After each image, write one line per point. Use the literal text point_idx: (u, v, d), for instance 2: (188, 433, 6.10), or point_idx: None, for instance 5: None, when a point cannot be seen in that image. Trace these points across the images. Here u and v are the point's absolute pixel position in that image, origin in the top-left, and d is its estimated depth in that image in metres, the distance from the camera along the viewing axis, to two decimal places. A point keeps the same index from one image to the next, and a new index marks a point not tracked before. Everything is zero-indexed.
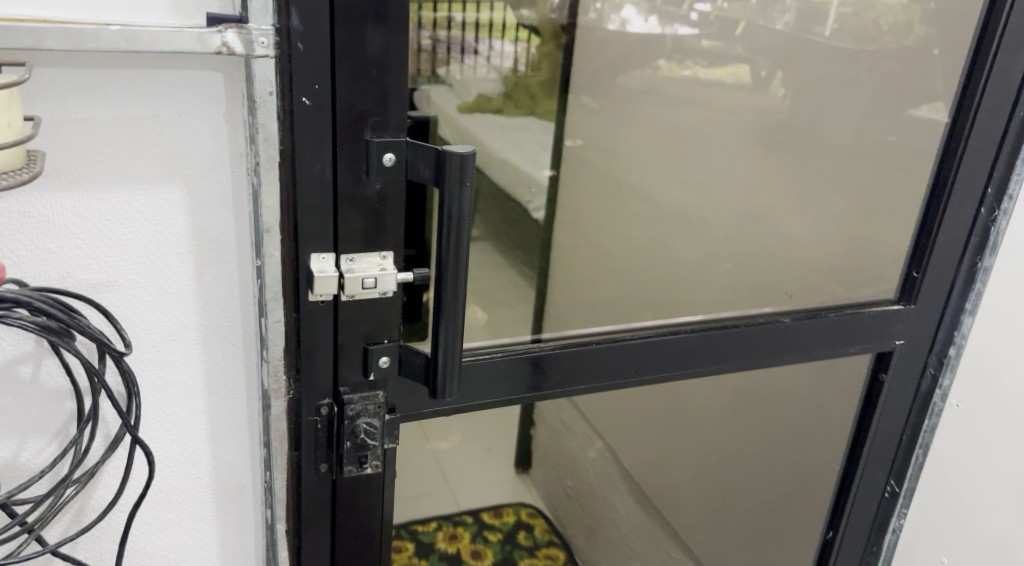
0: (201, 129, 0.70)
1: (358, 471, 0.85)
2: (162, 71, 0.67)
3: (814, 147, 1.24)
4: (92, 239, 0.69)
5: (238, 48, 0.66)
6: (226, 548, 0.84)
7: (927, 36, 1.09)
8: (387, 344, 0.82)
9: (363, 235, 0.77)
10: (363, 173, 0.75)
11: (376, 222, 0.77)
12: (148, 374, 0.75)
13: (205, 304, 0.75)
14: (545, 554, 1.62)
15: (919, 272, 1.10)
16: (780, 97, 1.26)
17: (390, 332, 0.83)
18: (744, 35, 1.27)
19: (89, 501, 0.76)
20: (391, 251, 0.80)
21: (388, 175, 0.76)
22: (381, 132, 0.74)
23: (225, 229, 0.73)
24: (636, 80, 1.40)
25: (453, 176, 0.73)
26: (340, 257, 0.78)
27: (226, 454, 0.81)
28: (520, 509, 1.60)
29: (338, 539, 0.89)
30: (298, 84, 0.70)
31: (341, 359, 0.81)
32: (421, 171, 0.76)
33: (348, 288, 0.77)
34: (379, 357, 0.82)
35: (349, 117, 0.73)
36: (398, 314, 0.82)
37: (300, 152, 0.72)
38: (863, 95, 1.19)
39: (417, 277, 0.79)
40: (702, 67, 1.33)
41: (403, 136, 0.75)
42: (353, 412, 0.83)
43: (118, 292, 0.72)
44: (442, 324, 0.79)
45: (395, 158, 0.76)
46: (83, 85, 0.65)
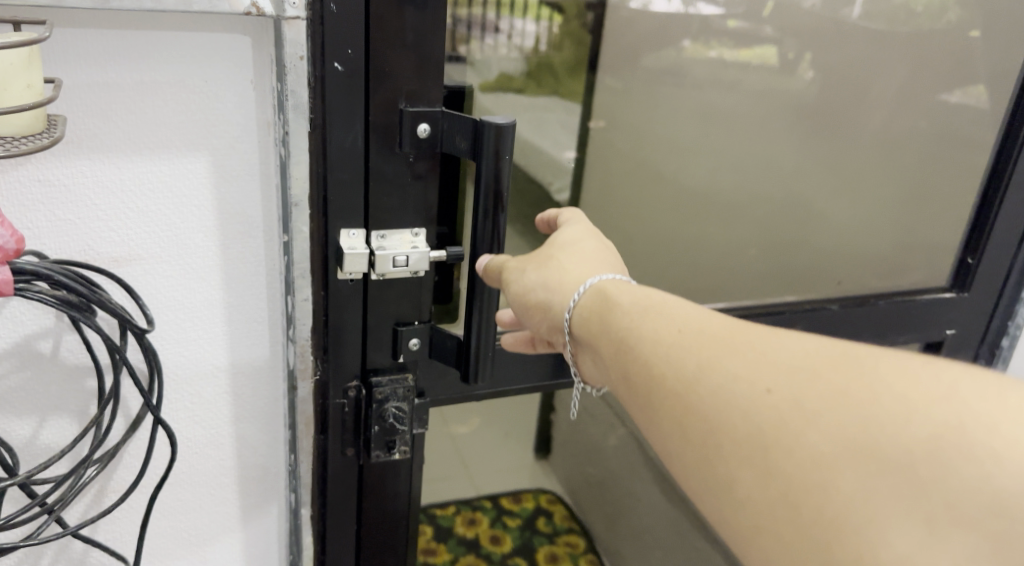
0: (228, 96, 0.66)
1: (385, 456, 0.82)
2: (189, 35, 0.63)
3: (852, 134, 1.13)
4: (114, 210, 0.66)
5: (268, 9, 0.63)
6: (248, 532, 0.82)
7: (966, 19, 1.07)
8: (419, 325, 0.79)
9: (393, 210, 0.74)
10: (396, 146, 0.72)
11: (409, 197, 0.74)
12: (171, 352, 0.72)
13: (230, 279, 0.72)
14: (564, 541, 1.56)
15: (974, 259, 1.14)
16: (809, 81, 1.10)
17: (421, 312, 0.80)
18: (773, 15, 1.08)
19: (109, 482, 0.74)
20: (423, 227, 0.76)
21: (423, 147, 0.73)
22: (415, 102, 0.71)
23: (252, 202, 0.70)
24: (656, 59, 1.17)
25: (492, 149, 0.69)
26: (371, 233, 0.74)
27: (249, 436, 0.78)
28: (540, 495, 1.54)
29: (364, 526, 0.86)
30: (330, 47, 0.66)
31: (370, 340, 0.78)
32: (456, 142, 0.72)
33: (378, 266, 0.73)
34: (409, 338, 0.79)
35: (384, 85, 0.69)
36: (429, 295, 0.79)
37: (330, 123, 0.68)
38: (896, 77, 1.10)
39: (450, 256, 0.76)
40: (728, 48, 1.12)
41: (439, 107, 0.72)
42: (381, 395, 0.79)
43: (141, 266, 0.69)
44: (480, 304, 0.75)
45: (429, 129, 0.72)
46: (105, 48, 0.61)
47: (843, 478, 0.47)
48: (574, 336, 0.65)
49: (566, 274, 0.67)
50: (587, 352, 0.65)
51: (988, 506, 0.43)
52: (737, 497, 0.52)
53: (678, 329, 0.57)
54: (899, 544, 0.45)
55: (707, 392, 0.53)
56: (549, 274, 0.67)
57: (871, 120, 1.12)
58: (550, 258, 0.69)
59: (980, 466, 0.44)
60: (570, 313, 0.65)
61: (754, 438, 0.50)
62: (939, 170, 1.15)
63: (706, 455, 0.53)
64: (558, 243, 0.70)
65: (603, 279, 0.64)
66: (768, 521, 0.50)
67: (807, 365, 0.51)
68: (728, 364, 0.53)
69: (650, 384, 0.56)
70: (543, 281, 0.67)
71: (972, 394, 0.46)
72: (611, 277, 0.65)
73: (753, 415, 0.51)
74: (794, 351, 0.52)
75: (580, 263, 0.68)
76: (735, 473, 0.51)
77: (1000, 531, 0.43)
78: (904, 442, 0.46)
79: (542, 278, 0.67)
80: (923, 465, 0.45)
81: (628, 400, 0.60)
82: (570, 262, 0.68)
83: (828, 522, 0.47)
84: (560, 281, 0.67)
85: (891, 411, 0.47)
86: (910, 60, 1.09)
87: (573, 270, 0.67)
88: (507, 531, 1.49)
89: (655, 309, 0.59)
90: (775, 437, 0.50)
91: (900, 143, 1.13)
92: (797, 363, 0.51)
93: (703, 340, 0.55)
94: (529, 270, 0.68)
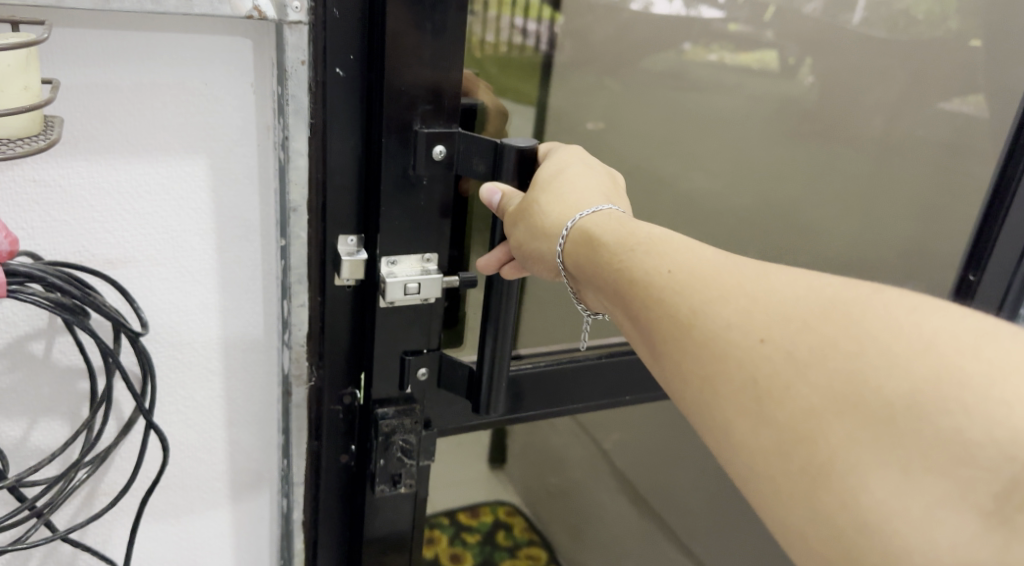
0: (227, 99, 0.66)
1: (391, 491, 0.81)
2: (189, 36, 0.63)
3: (855, 143, 1.08)
4: (112, 213, 0.66)
5: (270, 13, 0.62)
6: (237, 534, 0.81)
7: (967, 27, 1.03)
8: (426, 354, 0.79)
9: (406, 237, 0.73)
10: (409, 168, 0.70)
11: (419, 221, 0.73)
12: (165, 355, 0.72)
13: (226, 283, 0.72)
14: (525, 554, 1.20)
15: (976, 275, 1.14)
16: (809, 86, 1.04)
17: (430, 340, 0.79)
18: (774, 20, 1.00)
19: (100, 485, 0.73)
20: (435, 252, 0.76)
21: (439, 167, 0.71)
22: (431, 122, 0.70)
23: (250, 206, 0.70)
24: (654, 65, 0.99)
25: (514, 171, 0.72)
26: (380, 261, 0.73)
27: (242, 441, 0.78)
28: (499, 506, 1.16)
29: (355, 536, 0.85)
30: (332, 51, 0.65)
31: (378, 372, 0.77)
32: (475, 165, 0.73)
33: (389, 292, 0.72)
34: (418, 367, 0.79)
35: (398, 104, 0.68)
36: (438, 322, 0.79)
37: (331, 128, 0.68)
38: (892, 89, 1.05)
39: (462, 281, 0.78)
40: (727, 53, 1.01)
41: (455, 127, 0.71)
42: (388, 428, 0.78)
43: (137, 268, 0.68)
44: (493, 318, 0.78)
45: (445, 150, 0.71)
46: (102, 48, 0.61)
47: (828, 431, 0.44)
48: (573, 275, 0.65)
49: (548, 217, 0.67)
50: (593, 290, 0.63)
51: (979, 461, 0.40)
52: (726, 434, 0.49)
53: (667, 269, 0.54)
54: (876, 489, 0.42)
55: (700, 326, 0.51)
56: (533, 222, 0.68)
57: (871, 129, 1.07)
58: (531, 204, 0.68)
59: (973, 425, 0.40)
60: (564, 254, 0.65)
61: (747, 383, 0.48)
62: (954, 191, 1.12)
63: (687, 386, 0.51)
64: (541, 182, 0.69)
65: (592, 215, 0.64)
66: (754, 465, 0.47)
67: (792, 295, 0.49)
68: (709, 301, 0.51)
69: (654, 325, 0.54)
70: (529, 231, 0.68)
71: (973, 347, 0.42)
72: (593, 213, 0.64)
73: (744, 364, 0.48)
74: (785, 293, 0.49)
75: (560, 204, 0.67)
76: (720, 416, 0.49)
77: (997, 491, 0.40)
78: (885, 395, 0.43)
79: (528, 231, 0.68)
80: (907, 416, 0.42)
81: (637, 349, 0.58)
82: (548, 205, 0.67)
83: (817, 470, 0.44)
84: (544, 227, 0.67)
85: (876, 360, 0.44)
86: (912, 72, 1.05)
87: (554, 215, 0.66)
88: (466, 550, 1.13)
89: (645, 248, 0.57)
90: (765, 388, 0.47)
91: (907, 148, 1.09)
92: (786, 307, 0.48)
93: (691, 279, 0.53)
94: (518, 225, 0.69)
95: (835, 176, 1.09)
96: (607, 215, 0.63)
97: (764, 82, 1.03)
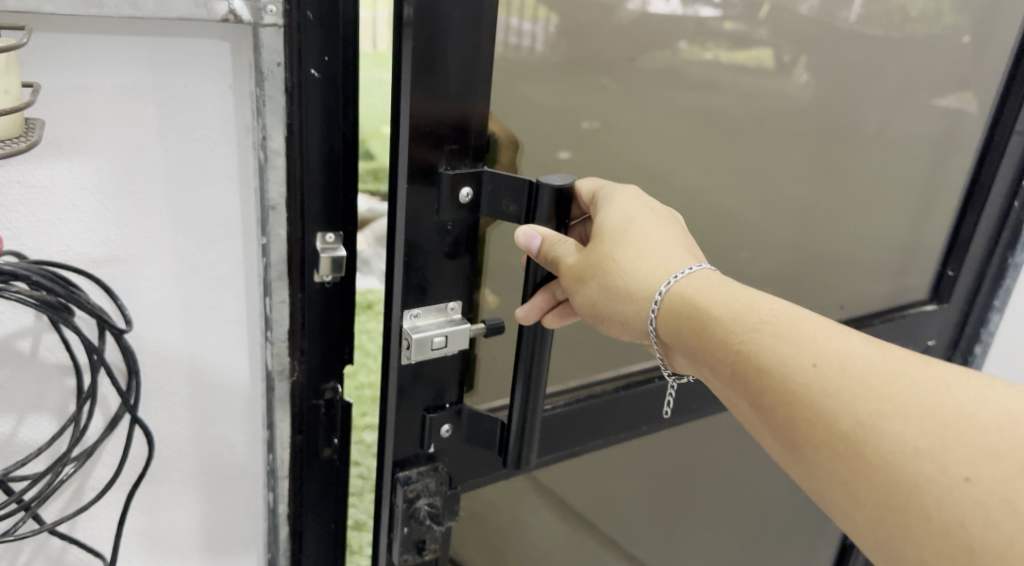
0: (207, 100, 0.67)
1: (415, 558, 0.84)
2: (170, 39, 0.64)
3: (846, 142, 1.08)
4: (96, 213, 0.67)
5: (246, 16, 0.64)
6: (221, 527, 0.83)
7: (961, 24, 1.09)
8: (448, 411, 0.81)
9: (429, 290, 0.75)
10: (436, 212, 0.72)
11: (445, 269, 0.75)
12: (150, 352, 0.73)
13: (209, 280, 0.73)
14: None
15: (954, 271, 1.29)
16: (803, 84, 1.00)
17: (450, 395, 0.82)
18: (771, 17, 0.93)
19: (88, 479, 0.74)
20: (458, 299, 0.78)
21: (464, 211, 0.73)
22: (455, 163, 0.71)
23: (230, 205, 0.72)
24: (651, 63, 0.88)
25: (550, 211, 0.72)
26: (404, 315, 0.75)
27: (227, 436, 0.79)
28: None
29: (340, 526, 0.87)
30: (307, 54, 0.67)
31: (401, 431, 0.79)
32: (506, 206, 0.74)
33: (418, 346, 0.74)
34: (440, 424, 0.81)
35: (427, 143, 0.69)
36: (455, 376, 0.81)
37: (308, 128, 0.69)
38: (886, 87, 1.07)
39: (490, 329, 0.79)
40: (724, 52, 0.93)
41: (481, 167, 0.73)
42: (413, 493, 0.80)
43: (120, 268, 0.70)
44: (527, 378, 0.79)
45: (471, 192, 0.73)
46: (83, 51, 0.62)
47: None
48: (675, 350, 0.68)
49: (633, 278, 0.68)
50: (705, 373, 0.66)
51: None
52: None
53: (812, 364, 0.58)
54: None
55: (874, 448, 0.55)
56: (611, 284, 0.69)
57: (862, 126, 1.08)
58: (606, 261, 0.69)
59: None
60: (661, 327, 0.68)
61: (947, 524, 0.53)
62: (941, 182, 1.21)
63: (858, 501, 0.57)
64: (612, 237, 0.70)
65: (688, 277, 0.66)
66: None
67: (972, 424, 0.54)
68: (880, 417, 0.55)
69: (818, 442, 0.58)
70: (607, 289, 0.69)
71: None
72: (687, 276, 0.67)
73: (942, 503, 0.53)
74: (968, 422, 0.54)
75: (646, 261, 0.68)
76: (913, 549, 0.55)
77: None
78: None
79: (605, 289, 0.69)
80: None
81: (777, 450, 0.62)
82: (628, 262, 0.68)
83: None
84: (627, 287, 0.68)
85: None
86: (905, 68, 1.07)
87: (641, 274, 0.68)
88: None
89: (777, 336, 0.60)
90: (974, 535, 0.52)
91: (904, 148, 1.14)
92: (975, 442, 0.53)
93: (846, 382, 0.57)
94: (591, 284, 0.70)
95: (823, 175, 1.09)
96: (710, 284, 0.66)
97: (756, 80, 0.97)
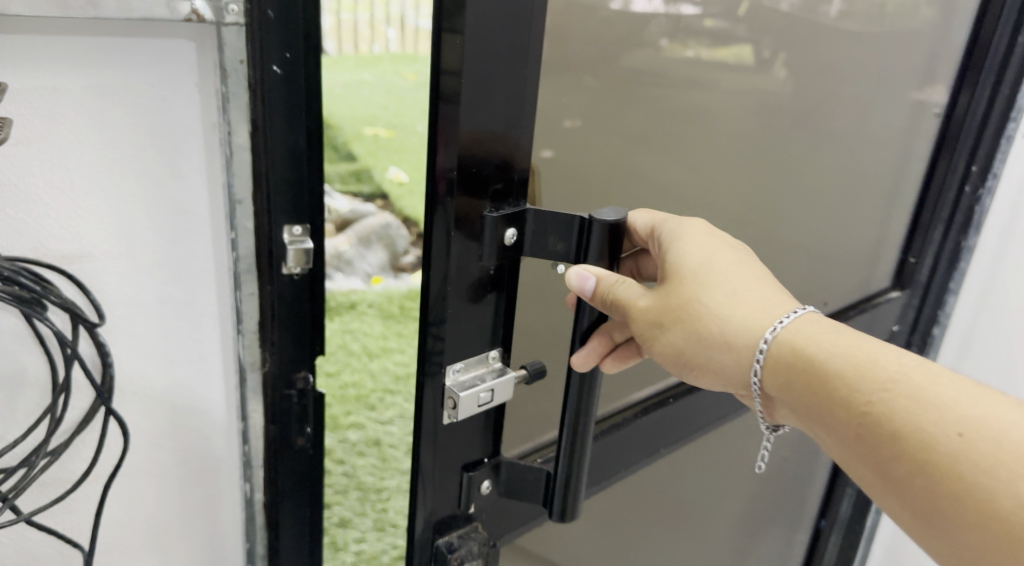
0: (174, 98, 0.69)
1: None
2: (136, 39, 0.66)
3: (820, 134, 1.07)
4: (68, 211, 0.69)
5: (208, 15, 0.67)
6: (198, 519, 0.85)
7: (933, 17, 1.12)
8: (487, 466, 0.75)
9: (468, 344, 0.69)
10: (480, 257, 0.66)
11: (484, 321, 0.69)
12: (123, 346, 0.75)
13: (179, 276, 0.75)
14: None
15: (914, 258, 1.31)
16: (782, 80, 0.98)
17: (487, 449, 0.76)
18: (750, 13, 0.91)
19: (65, 469, 0.76)
20: (498, 347, 0.72)
21: (509, 254, 0.68)
22: (500, 204, 0.66)
23: (199, 200, 0.73)
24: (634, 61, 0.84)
25: (602, 249, 0.68)
26: (445, 372, 0.68)
27: (203, 428, 0.81)
28: None
29: (315, 509, 0.92)
30: (268, 52, 0.72)
31: (441, 494, 0.73)
32: (553, 245, 0.69)
33: (465, 404, 0.68)
34: (480, 481, 0.75)
35: (473, 185, 0.63)
36: (493, 428, 0.75)
37: (270, 123, 0.74)
38: (859, 81, 1.08)
39: (531, 373, 0.74)
40: (705, 49, 0.89)
41: (523, 207, 0.68)
42: (457, 559, 0.75)
43: (92, 263, 0.71)
44: (572, 431, 0.73)
45: (516, 234, 0.67)
46: (49, 52, 0.64)
47: None
48: (785, 406, 0.66)
49: (731, 324, 0.66)
50: (819, 433, 0.64)
51: None
52: None
53: (959, 434, 0.56)
54: None
55: None
56: (705, 332, 0.66)
57: (835, 118, 1.08)
58: (695, 304, 0.67)
59: None
60: (769, 383, 0.65)
61: None
62: (906, 172, 1.24)
63: None
64: (693, 278, 0.68)
65: (796, 323, 0.64)
66: None
67: None
68: None
69: (966, 517, 0.56)
70: (694, 335, 0.67)
71: None
72: (794, 325, 0.64)
73: None
74: None
75: (741, 304, 0.66)
76: None
77: None
78: None
79: (694, 336, 0.67)
80: None
81: (905, 519, 0.60)
82: (719, 304, 0.66)
83: None
84: (727, 337, 0.66)
85: None
86: (875, 61, 1.08)
87: (739, 318, 0.66)
88: None
89: (917, 403, 0.58)
90: None
91: (871, 138, 1.15)
92: None
93: (994, 453, 0.55)
94: (675, 329, 0.67)
95: (799, 169, 1.07)
96: (823, 334, 0.63)
97: (741, 76, 0.94)
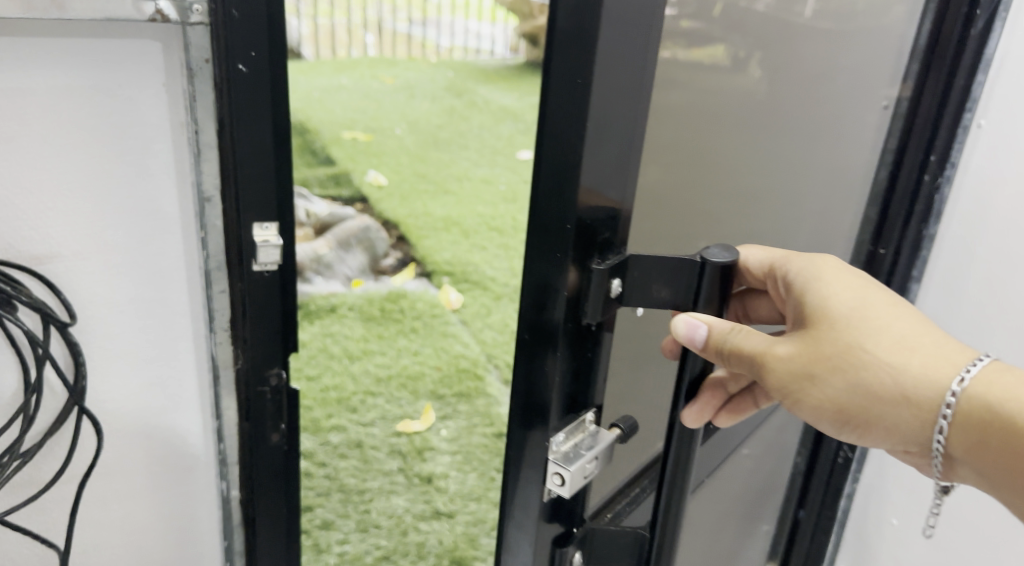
0: (142, 98, 0.70)
1: None
2: (101, 39, 0.67)
3: (799, 136, 1.04)
4: (37, 212, 0.69)
5: (172, 15, 0.68)
6: (171, 518, 0.85)
7: None
8: (579, 535, 0.71)
9: (572, 402, 0.65)
10: (587, 310, 0.62)
11: (582, 377, 0.65)
12: (95, 344, 0.75)
13: (151, 275, 0.75)
14: None
15: None
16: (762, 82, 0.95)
17: (576, 520, 0.71)
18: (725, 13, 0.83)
19: (39, 469, 0.77)
20: (593, 405, 0.68)
21: (613, 304, 0.64)
22: (608, 255, 0.62)
23: (168, 198, 0.74)
24: None
25: (716, 291, 0.65)
26: (549, 443, 0.65)
27: (177, 426, 0.82)
28: None
29: (292, 506, 0.92)
30: (233, 50, 0.72)
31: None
32: (657, 291, 0.65)
33: (575, 478, 0.64)
34: (573, 553, 0.71)
35: (586, 235, 0.60)
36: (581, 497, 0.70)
37: (235, 122, 0.74)
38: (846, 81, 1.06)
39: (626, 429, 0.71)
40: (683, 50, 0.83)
41: (624, 252, 0.64)
42: None
43: (63, 263, 0.72)
44: (671, 479, 0.70)
45: (621, 283, 0.64)
46: (14, 53, 0.64)
47: None
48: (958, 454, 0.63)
49: (906, 373, 0.62)
50: (994, 481, 0.61)
51: None
52: None
53: None
54: None
55: None
56: (868, 382, 0.63)
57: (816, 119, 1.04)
58: (858, 352, 0.63)
59: None
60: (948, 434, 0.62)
61: None
62: None
63: None
64: (850, 322, 0.64)
65: (980, 372, 0.61)
66: None
67: None
68: None
69: None
70: (857, 385, 0.63)
71: None
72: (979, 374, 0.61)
73: None
74: None
75: (913, 352, 0.63)
76: None
77: None
78: None
79: (854, 384, 0.63)
80: None
81: None
82: (886, 352, 0.63)
83: None
84: (901, 386, 0.62)
85: None
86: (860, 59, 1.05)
87: (916, 366, 0.62)
88: None
89: None
90: None
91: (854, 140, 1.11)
92: None
93: None
94: (835, 379, 0.64)
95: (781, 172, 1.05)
96: (1006, 380, 0.60)
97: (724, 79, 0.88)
